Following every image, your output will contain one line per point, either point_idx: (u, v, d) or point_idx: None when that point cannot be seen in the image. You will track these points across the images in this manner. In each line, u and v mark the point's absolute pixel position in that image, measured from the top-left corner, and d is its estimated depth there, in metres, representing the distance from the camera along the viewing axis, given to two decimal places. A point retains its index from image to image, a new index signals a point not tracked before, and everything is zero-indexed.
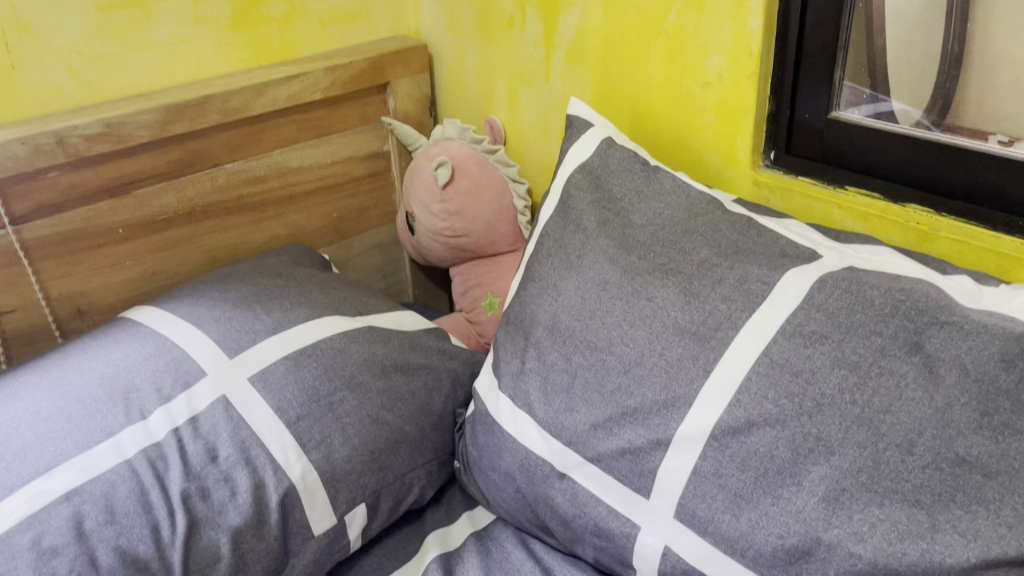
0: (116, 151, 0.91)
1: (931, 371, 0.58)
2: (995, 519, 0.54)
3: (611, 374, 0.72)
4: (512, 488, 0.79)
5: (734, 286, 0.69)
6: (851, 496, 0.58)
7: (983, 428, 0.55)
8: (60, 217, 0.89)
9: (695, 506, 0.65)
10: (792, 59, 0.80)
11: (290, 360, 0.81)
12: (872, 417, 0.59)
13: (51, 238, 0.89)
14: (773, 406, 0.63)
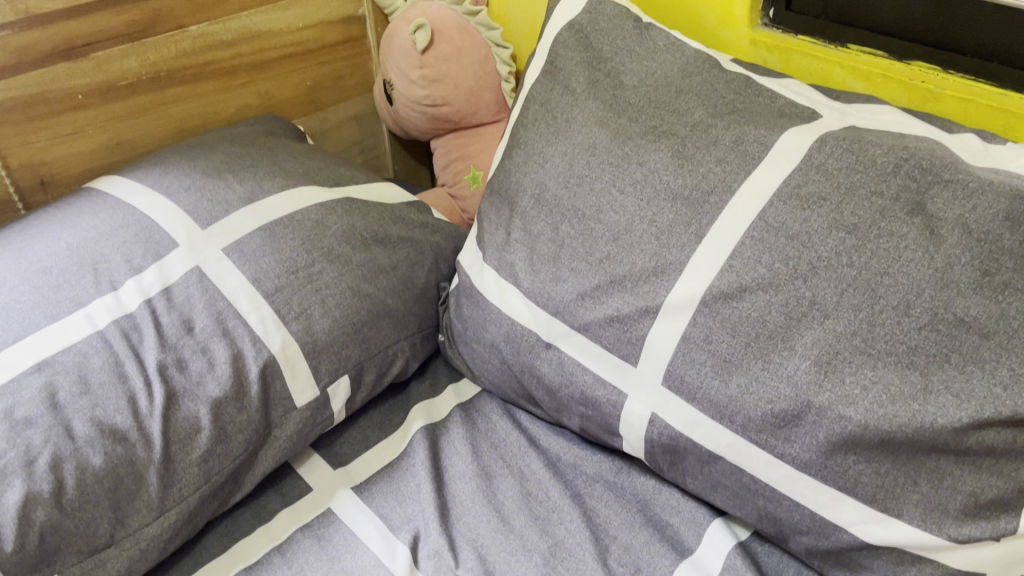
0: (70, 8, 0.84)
1: (932, 231, 0.56)
2: (990, 380, 0.53)
3: (599, 242, 0.70)
4: (498, 360, 0.78)
5: (729, 148, 0.66)
6: (843, 360, 0.57)
7: (984, 288, 0.54)
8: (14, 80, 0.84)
9: (684, 373, 0.64)
10: None
11: (265, 231, 0.77)
12: (869, 279, 0.57)
13: (6, 103, 0.84)
14: (767, 270, 0.61)
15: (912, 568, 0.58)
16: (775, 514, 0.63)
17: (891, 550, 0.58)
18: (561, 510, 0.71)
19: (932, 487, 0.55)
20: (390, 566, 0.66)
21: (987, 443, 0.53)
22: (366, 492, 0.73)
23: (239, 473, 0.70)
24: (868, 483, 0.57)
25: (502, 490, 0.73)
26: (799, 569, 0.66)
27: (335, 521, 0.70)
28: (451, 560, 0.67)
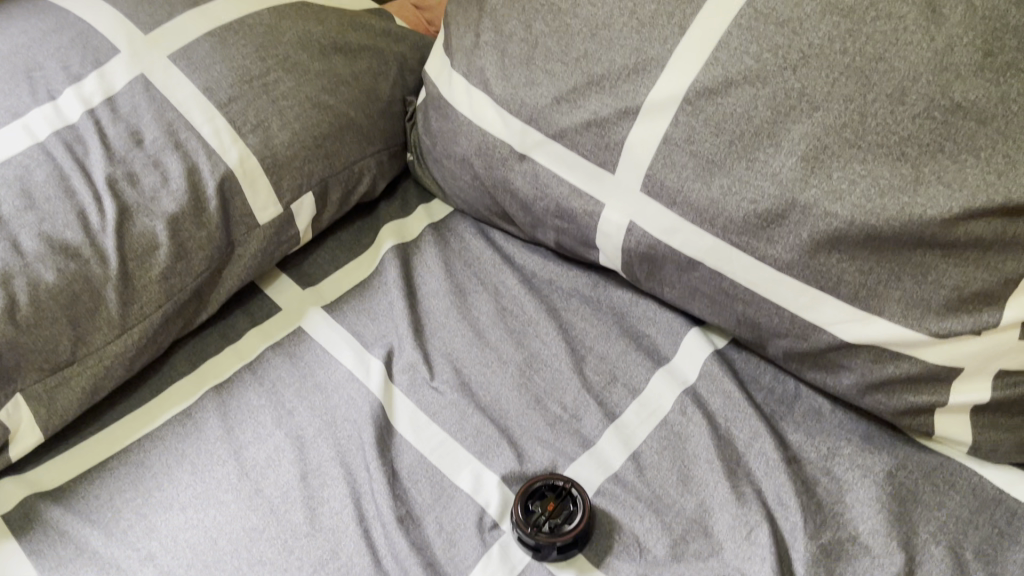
0: None
1: (934, 10, 0.53)
2: (984, 168, 0.51)
3: (576, 41, 0.65)
4: (469, 176, 0.74)
5: None
6: (832, 155, 0.54)
7: (985, 70, 0.51)
8: None
9: (665, 177, 0.61)
10: None
11: (214, 38, 0.71)
12: (864, 65, 0.53)
13: None
14: (755, 62, 0.57)
15: (888, 366, 0.57)
16: (754, 319, 0.62)
17: (869, 349, 0.57)
18: (536, 324, 0.70)
19: (915, 282, 0.54)
20: (364, 380, 0.65)
21: (975, 235, 0.52)
22: (337, 310, 0.71)
23: (203, 292, 0.67)
24: (850, 282, 0.56)
25: (476, 307, 0.71)
26: (776, 374, 0.66)
27: (306, 338, 0.69)
28: (426, 374, 0.66)
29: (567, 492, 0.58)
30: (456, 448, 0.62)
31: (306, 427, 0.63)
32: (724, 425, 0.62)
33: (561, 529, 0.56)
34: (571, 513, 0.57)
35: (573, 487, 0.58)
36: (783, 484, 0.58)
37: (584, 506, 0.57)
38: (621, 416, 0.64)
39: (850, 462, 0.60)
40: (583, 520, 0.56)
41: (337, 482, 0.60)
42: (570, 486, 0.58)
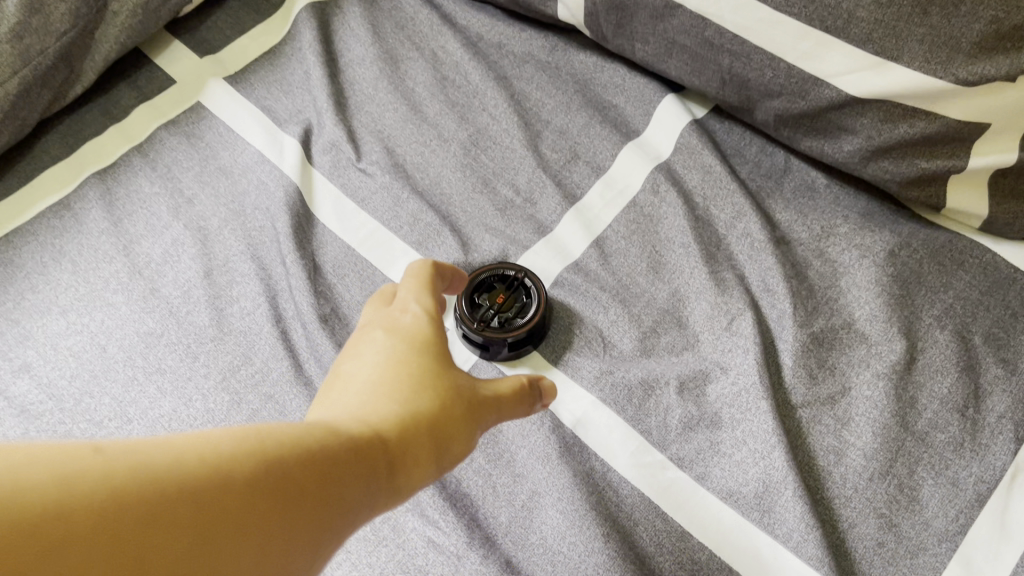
0: None
1: None
2: None
3: None
4: None
5: None
6: None
7: None
8: None
9: None
10: None
11: None
12: None
13: None
14: None
15: (902, 126, 0.48)
16: (742, 75, 0.51)
17: (878, 104, 0.48)
18: (483, 94, 0.58)
19: (944, 17, 0.44)
20: (278, 163, 0.55)
21: None
22: (243, 83, 0.59)
23: (72, 57, 0.55)
24: (863, 20, 0.46)
25: (411, 74, 0.60)
26: (763, 146, 0.56)
27: (205, 114, 0.57)
28: (352, 155, 0.55)
29: (518, 281, 0.50)
30: (389, 237, 0.52)
31: (210, 217, 0.53)
32: (702, 204, 0.53)
33: (512, 324, 0.49)
34: (525, 305, 0.50)
35: (525, 275, 0.50)
36: (769, 268, 0.50)
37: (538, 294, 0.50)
38: (584, 198, 0.54)
39: (846, 243, 0.52)
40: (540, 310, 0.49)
41: (247, 279, 0.51)
42: (523, 276, 0.50)
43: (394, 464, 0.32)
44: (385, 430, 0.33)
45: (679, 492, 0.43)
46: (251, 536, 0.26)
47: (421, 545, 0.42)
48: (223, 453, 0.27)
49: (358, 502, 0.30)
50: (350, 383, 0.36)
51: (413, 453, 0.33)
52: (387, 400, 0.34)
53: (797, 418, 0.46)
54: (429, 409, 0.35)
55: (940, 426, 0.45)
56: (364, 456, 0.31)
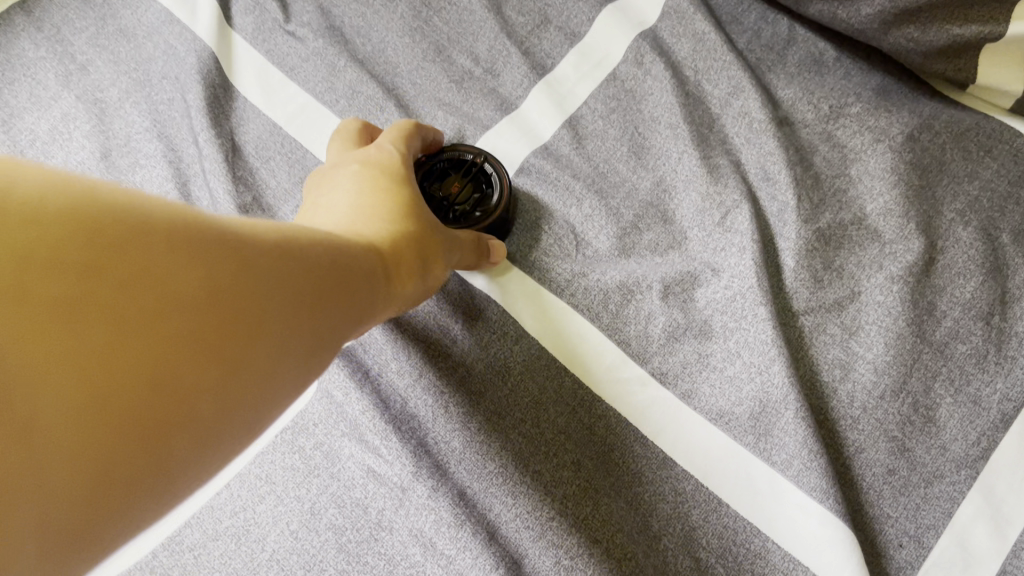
0: None
1: None
2: None
3: None
4: None
5: None
6: None
7: None
8: None
9: None
10: None
11: None
12: None
13: None
14: None
15: None
16: None
17: None
18: None
19: None
20: (189, 24, 0.46)
21: None
22: None
23: None
24: None
25: None
26: (764, 13, 0.48)
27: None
28: (278, 16, 0.47)
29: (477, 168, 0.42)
30: (323, 113, 0.44)
31: (107, 87, 0.44)
32: (693, 79, 0.46)
33: (469, 220, 0.41)
34: (484, 197, 0.42)
35: (486, 160, 0.42)
36: (770, 153, 0.43)
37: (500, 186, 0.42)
38: (555, 70, 0.46)
39: (859, 125, 0.44)
40: (502, 209, 0.41)
41: (153, 162, 0.42)
42: (482, 163, 0.42)
43: (392, 268, 0.31)
44: (381, 236, 0.32)
45: (661, 410, 0.37)
46: (272, 298, 0.25)
47: (359, 476, 0.36)
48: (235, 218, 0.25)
49: (362, 297, 0.29)
50: (329, 203, 0.34)
51: (407, 263, 0.32)
52: (378, 210, 0.33)
53: (799, 327, 0.40)
54: (417, 224, 0.34)
55: (961, 337, 0.39)
56: (366, 254, 0.30)
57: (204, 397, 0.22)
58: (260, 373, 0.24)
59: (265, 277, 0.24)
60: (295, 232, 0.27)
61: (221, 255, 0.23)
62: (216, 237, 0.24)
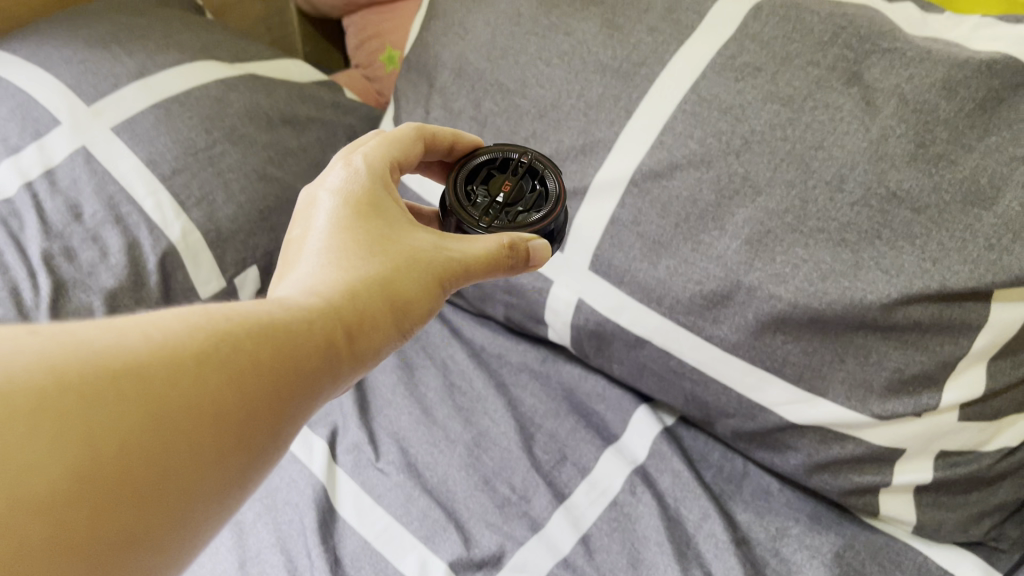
0: None
1: (867, 101, 0.54)
2: (919, 254, 0.51)
3: (525, 120, 0.66)
4: None
5: (662, 17, 0.62)
6: (775, 238, 0.55)
7: (918, 161, 0.51)
8: None
9: (612, 257, 0.62)
10: None
11: (159, 109, 0.70)
12: (803, 153, 0.54)
13: None
14: (699, 146, 0.58)
15: (833, 446, 0.58)
16: (702, 397, 0.62)
17: (814, 428, 0.58)
18: (484, 400, 0.69)
19: (858, 364, 0.55)
20: (307, 462, 0.64)
21: (913, 319, 0.52)
22: None
23: None
24: (795, 363, 0.56)
25: (424, 380, 0.71)
26: (724, 452, 0.66)
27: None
28: (371, 455, 0.65)
29: (526, 166, 0.58)
30: (400, 530, 0.60)
31: (245, 511, 0.62)
32: (673, 505, 0.62)
33: (518, 207, 0.56)
34: (536, 188, 0.57)
35: (531, 161, 0.58)
36: (732, 568, 0.57)
37: (549, 177, 0.57)
38: (570, 497, 0.63)
39: (798, 542, 0.60)
40: (558, 199, 0.56)
41: (276, 569, 0.58)
42: (527, 167, 0.58)
43: (352, 319, 0.43)
44: (340, 281, 0.44)
45: None
46: (197, 395, 0.35)
47: None
48: (161, 334, 0.35)
49: (309, 357, 0.39)
50: (308, 241, 0.47)
51: (370, 306, 0.44)
52: (338, 261, 0.45)
53: None
54: (379, 269, 0.45)
55: None
56: (326, 315, 0.41)
57: (145, 474, 0.33)
58: (209, 446, 0.35)
59: (184, 386, 0.34)
60: (225, 317, 0.38)
61: (167, 362, 0.34)
62: (135, 368, 0.33)
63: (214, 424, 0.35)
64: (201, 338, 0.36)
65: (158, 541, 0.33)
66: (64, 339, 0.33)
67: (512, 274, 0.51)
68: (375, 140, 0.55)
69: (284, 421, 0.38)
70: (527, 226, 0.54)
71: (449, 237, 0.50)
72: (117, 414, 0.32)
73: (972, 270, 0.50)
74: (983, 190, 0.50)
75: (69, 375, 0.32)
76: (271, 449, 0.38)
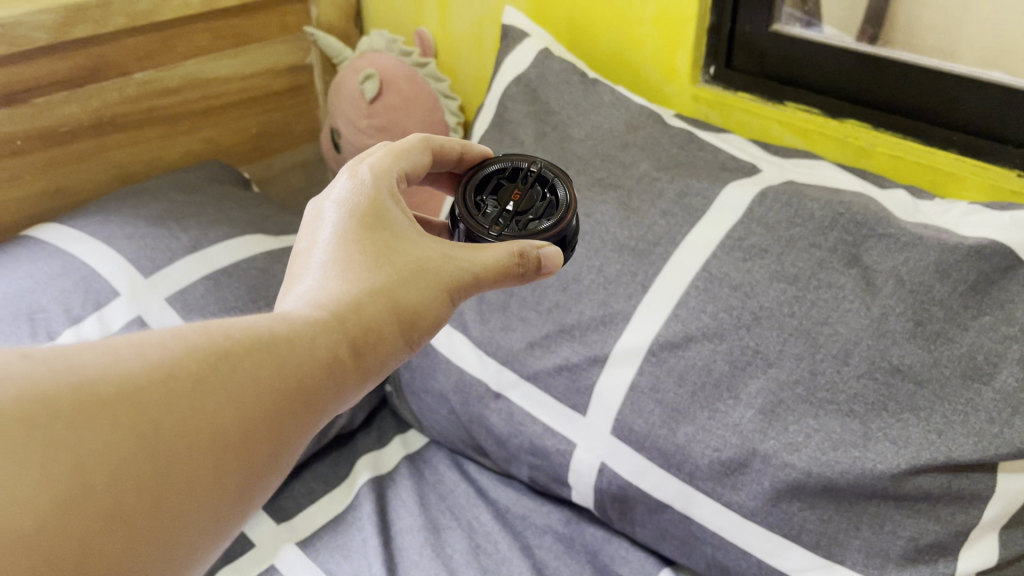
0: (27, 52, 0.87)
1: (868, 282, 0.58)
2: (925, 425, 0.54)
3: (549, 292, 0.71)
4: (446, 410, 0.79)
5: (674, 201, 0.68)
6: (787, 407, 0.58)
7: (917, 337, 0.55)
8: None
9: (633, 421, 0.64)
10: None
11: (210, 280, 0.76)
12: (809, 329, 0.58)
13: None
14: (712, 320, 0.62)
15: None
16: (723, 561, 0.63)
17: None
18: (509, 561, 0.71)
19: (874, 532, 0.56)
20: None
21: (924, 488, 0.54)
22: (311, 546, 0.73)
23: None
24: (812, 529, 0.58)
25: (449, 540, 0.73)
26: None
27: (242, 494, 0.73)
28: None
29: (536, 178, 0.62)
30: None
31: None
32: None
33: (528, 216, 0.60)
34: (546, 197, 0.62)
35: (541, 175, 0.63)
36: None
37: (559, 188, 0.62)
38: None
39: None
40: (567, 209, 0.60)
41: None
42: (537, 181, 0.63)
43: (356, 336, 0.45)
44: (346, 294, 0.45)
45: None
46: (190, 415, 0.37)
47: None
48: (153, 356, 0.37)
49: (307, 374, 0.42)
50: (314, 253, 0.49)
51: (376, 320, 0.46)
52: (344, 273, 0.47)
53: None
54: (385, 281, 0.47)
55: None
56: (328, 333, 0.43)
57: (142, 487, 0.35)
58: (207, 463, 0.37)
59: (176, 405, 0.36)
60: (217, 339, 0.39)
61: (158, 383, 0.36)
62: (129, 391, 0.36)
63: (210, 443, 0.37)
64: (193, 360, 0.38)
65: (160, 553, 0.36)
66: (59, 362, 0.35)
67: (526, 282, 0.53)
68: (380, 154, 0.56)
69: (283, 438, 0.40)
70: (539, 232, 0.58)
71: (458, 247, 0.52)
72: (112, 431, 0.34)
73: (977, 442, 0.52)
74: (981, 366, 0.53)
75: (61, 405, 0.34)
76: (268, 466, 0.40)
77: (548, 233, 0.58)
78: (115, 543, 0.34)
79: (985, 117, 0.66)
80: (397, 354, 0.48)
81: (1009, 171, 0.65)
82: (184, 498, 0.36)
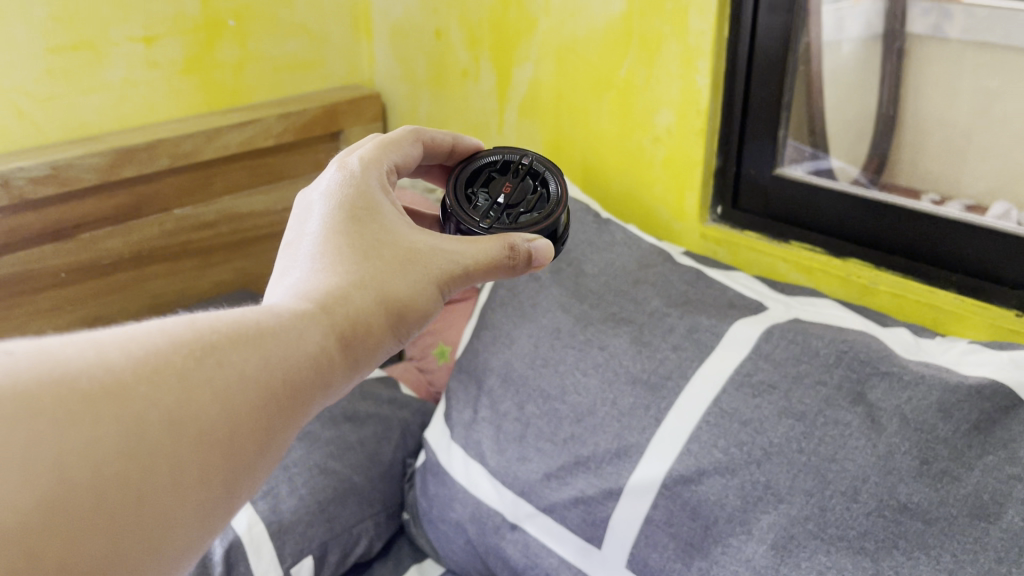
0: (75, 192, 0.94)
1: (874, 419, 0.60)
2: (935, 565, 0.53)
3: (564, 423, 0.73)
4: (462, 539, 0.79)
5: (684, 336, 0.72)
6: (799, 543, 0.58)
7: (924, 475, 0.56)
8: (17, 259, 0.92)
9: (647, 556, 0.65)
10: (735, 137, 0.86)
11: None
12: (819, 464, 0.59)
13: (5, 278, 0.92)
14: (724, 454, 0.63)
15: None
16: None
17: None
18: None
19: None
20: None
21: None
22: None
23: None
24: None
25: None
26: None
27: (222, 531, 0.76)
28: None
29: (526, 173, 0.67)
30: None
31: None
32: None
33: (518, 210, 0.64)
34: (536, 191, 0.66)
35: (532, 170, 0.68)
36: None
37: (549, 184, 0.67)
38: None
39: None
40: (557, 203, 0.65)
41: None
42: (527, 177, 0.67)
43: (345, 334, 0.46)
44: (334, 280, 0.48)
45: None
46: (177, 405, 0.37)
47: None
48: (137, 352, 0.38)
49: (294, 370, 0.43)
50: (302, 240, 0.52)
51: (365, 312, 0.48)
52: (332, 256, 0.49)
53: None
54: (373, 268, 0.50)
55: None
56: (316, 330, 0.45)
57: (131, 474, 0.35)
58: (194, 451, 0.38)
59: (162, 396, 0.37)
60: (200, 335, 0.41)
61: (143, 376, 0.37)
62: (115, 383, 0.36)
63: (198, 432, 0.38)
64: (176, 355, 0.39)
65: (151, 536, 0.36)
66: (44, 361, 0.36)
67: (515, 275, 0.57)
68: (370, 147, 0.60)
69: (270, 427, 0.42)
70: (530, 225, 0.62)
71: (448, 240, 0.55)
72: (99, 422, 0.35)
73: None
74: (987, 506, 0.54)
75: (43, 402, 0.34)
76: (256, 453, 0.41)
77: (538, 226, 0.62)
78: (107, 526, 0.35)
79: (981, 258, 0.69)
80: (388, 347, 0.50)
81: (1011, 312, 0.68)
82: (167, 491, 0.37)
